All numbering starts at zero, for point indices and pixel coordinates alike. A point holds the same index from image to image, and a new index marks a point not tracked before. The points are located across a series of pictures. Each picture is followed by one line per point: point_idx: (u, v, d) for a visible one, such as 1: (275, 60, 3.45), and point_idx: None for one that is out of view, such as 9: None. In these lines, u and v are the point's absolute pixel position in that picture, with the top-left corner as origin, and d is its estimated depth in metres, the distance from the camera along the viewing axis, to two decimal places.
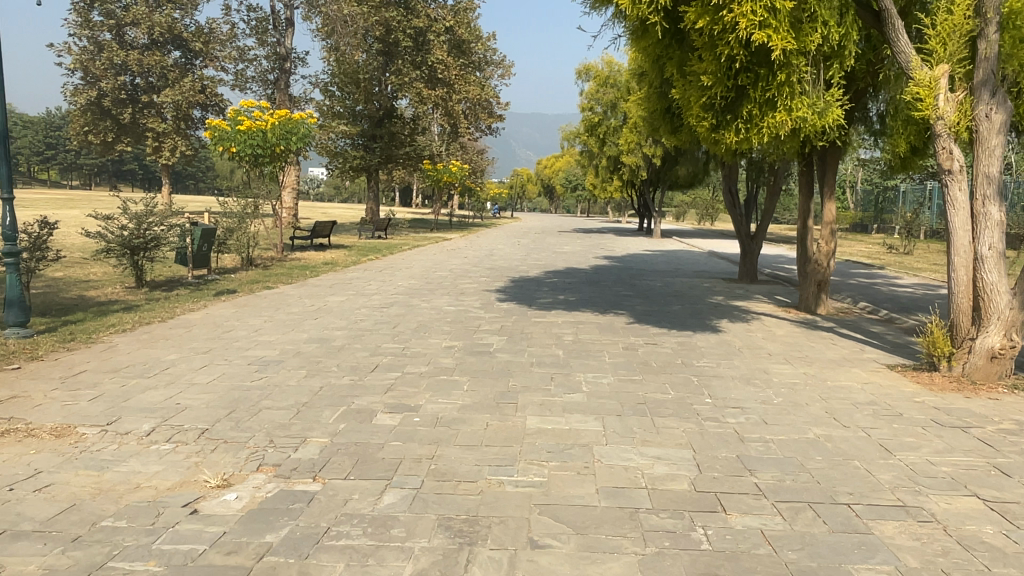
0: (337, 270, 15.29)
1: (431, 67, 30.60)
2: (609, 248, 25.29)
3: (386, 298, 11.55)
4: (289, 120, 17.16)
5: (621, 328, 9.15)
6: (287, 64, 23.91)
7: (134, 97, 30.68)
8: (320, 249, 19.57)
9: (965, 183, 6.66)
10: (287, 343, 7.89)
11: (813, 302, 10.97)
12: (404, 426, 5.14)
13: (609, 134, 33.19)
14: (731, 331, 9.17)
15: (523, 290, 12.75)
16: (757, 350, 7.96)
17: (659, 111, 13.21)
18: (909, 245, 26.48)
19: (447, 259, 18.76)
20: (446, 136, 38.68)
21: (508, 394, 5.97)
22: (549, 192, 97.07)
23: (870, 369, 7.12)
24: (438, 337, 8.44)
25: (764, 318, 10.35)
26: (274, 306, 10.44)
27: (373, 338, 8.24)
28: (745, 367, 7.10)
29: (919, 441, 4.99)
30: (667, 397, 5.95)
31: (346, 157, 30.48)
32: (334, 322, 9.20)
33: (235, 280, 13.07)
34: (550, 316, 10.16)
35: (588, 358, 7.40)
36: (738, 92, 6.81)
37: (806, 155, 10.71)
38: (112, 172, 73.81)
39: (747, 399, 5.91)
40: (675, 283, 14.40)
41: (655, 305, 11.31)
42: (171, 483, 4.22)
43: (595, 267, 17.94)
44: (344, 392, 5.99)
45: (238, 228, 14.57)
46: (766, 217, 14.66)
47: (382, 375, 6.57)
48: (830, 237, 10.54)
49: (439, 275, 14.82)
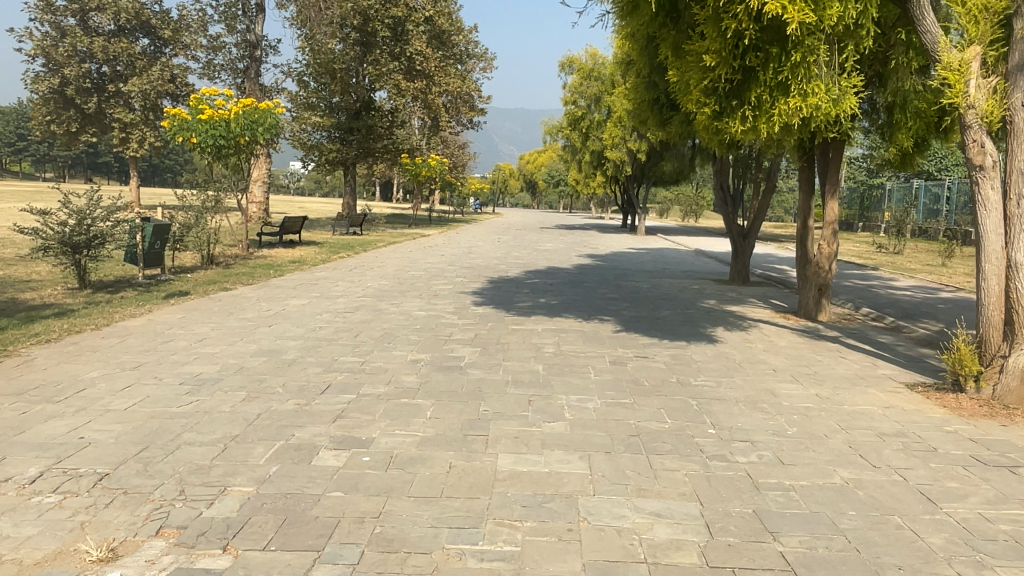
0: (304, 269, 14.31)
1: (410, 58, 29.59)
2: (592, 246, 24.47)
3: (353, 301, 10.65)
4: (256, 110, 16.02)
5: (607, 339, 8.31)
6: (257, 52, 22.78)
7: (100, 86, 29.36)
8: (289, 245, 18.56)
9: (998, 181, 5.80)
10: (232, 357, 6.96)
11: (812, 308, 10.22)
12: (350, 468, 4.25)
13: (593, 129, 32.30)
14: (728, 342, 8.36)
15: (502, 293, 11.91)
16: (758, 366, 7.16)
17: (647, 103, 12.36)
18: (897, 245, 25.97)
19: (423, 258, 17.85)
20: (427, 130, 37.65)
21: (480, 423, 5.11)
22: (533, 188, 96.44)
23: (888, 391, 6.32)
24: (404, 348, 7.57)
25: (762, 325, 9.57)
26: (227, 311, 9.47)
27: (332, 350, 7.35)
28: (749, 388, 6.29)
29: (964, 486, 4.15)
30: (663, 427, 5.12)
31: (322, 150, 29.34)
32: (290, 331, 8.28)
33: (190, 280, 12.07)
34: (530, 322, 9.30)
35: (572, 374, 6.58)
36: (745, 74, 5.98)
37: (808, 148, 9.93)
38: (87, 163, 71.72)
39: (756, 431, 5.09)
40: (664, 286, 13.59)
41: (643, 310, 10.48)
42: (41, 554, 3.31)
43: (579, 266, 17.11)
44: (284, 421, 5.09)
45: (196, 224, 13.53)
46: (759, 216, 13.88)
47: (333, 398, 5.67)
48: (832, 239, 9.82)
49: (413, 275, 13.95)
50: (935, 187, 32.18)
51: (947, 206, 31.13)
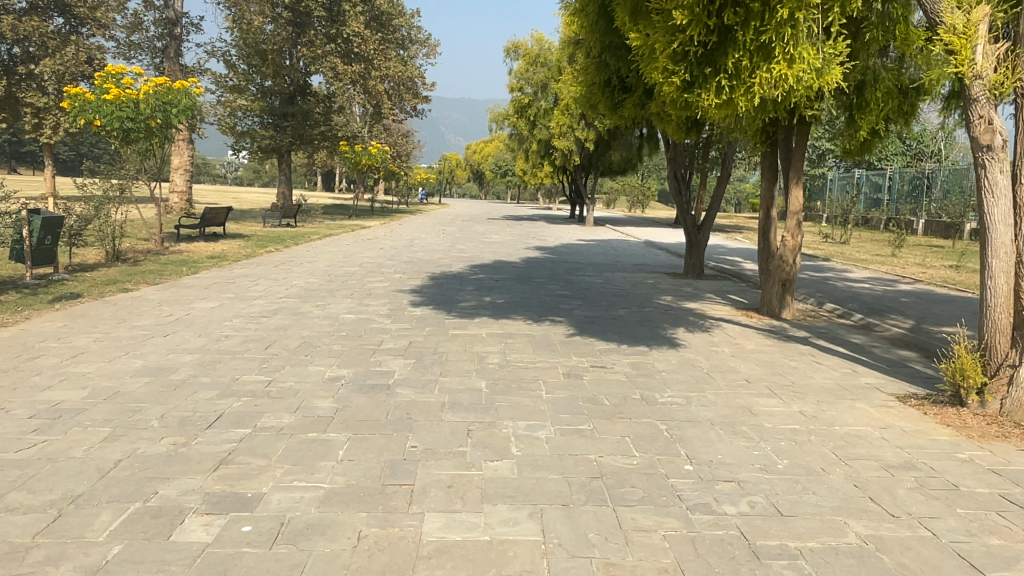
0: (225, 266, 12.90)
1: (347, 41, 28.19)
2: (540, 238, 23.50)
3: (272, 303, 9.42)
4: (169, 90, 14.47)
5: (559, 345, 7.35)
6: (177, 30, 21.06)
7: (9, 68, 26.38)
8: (212, 239, 17.07)
9: (1007, 164, 5.08)
10: (107, 379, 5.71)
11: (776, 305, 9.43)
12: (222, 546, 3.16)
13: (539, 117, 31.31)
14: (691, 346, 7.49)
15: (442, 290, 10.86)
16: (729, 375, 6.29)
17: (598, 85, 11.37)
18: (843, 234, 25.94)
19: (360, 251, 16.55)
20: (369, 117, 36.11)
21: (403, 466, 4.06)
22: (479, 178, 95.23)
23: (879, 406, 5.53)
24: (322, 362, 6.46)
25: (726, 325, 8.77)
26: (119, 318, 8.13)
27: (233, 367, 6.18)
28: (724, 405, 5.41)
29: (1011, 543, 3.34)
30: (629, 464, 4.16)
31: (254, 136, 27.62)
32: (189, 342, 7.05)
33: (87, 281, 10.54)
34: (472, 325, 8.28)
35: (520, 393, 5.58)
36: (721, 36, 5.15)
37: (771, 132, 9.18)
38: (9, 153, 67.07)
39: (742, 467, 4.19)
40: (616, 280, 12.73)
41: (597, 309, 9.57)
42: None
43: (526, 260, 16.15)
44: (150, 471, 3.95)
45: (97, 216, 11.95)
46: (714, 205, 13.10)
47: (223, 435, 4.55)
48: (796, 230, 9.09)
49: (346, 271, 12.71)
50: (876, 176, 32.46)
51: (888, 196, 31.46)
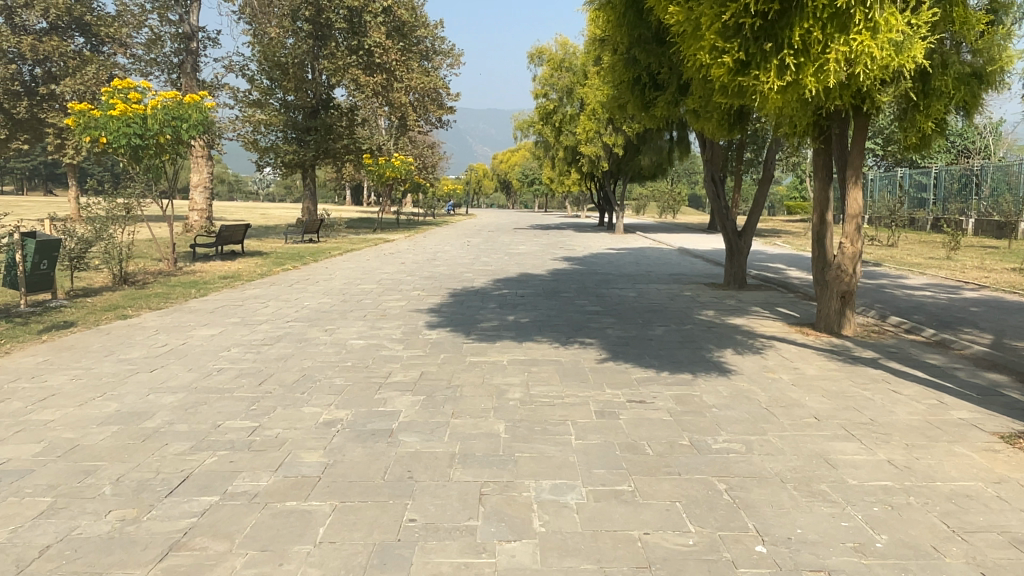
0: (236, 287, 12.23)
1: (369, 51, 27.19)
2: (568, 248, 22.63)
3: (278, 328, 8.68)
4: (179, 104, 13.95)
5: (590, 373, 6.44)
6: (193, 44, 20.69)
7: (31, 90, 26.24)
8: (228, 257, 16.47)
9: None
10: (69, 428, 4.95)
11: (835, 322, 8.45)
12: None
13: (565, 123, 30.46)
14: (742, 372, 6.52)
15: (463, 309, 10.06)
16: (793, 412, 5.33)
17: (626, 83, 10.47)
18: (889, 236, 24.64)
19: (379, 267, 15.83)
20: (394, 130, 35.75)
21: (395, 553, 3.20)
22: (507, 187, 94.81)
23: (983, 451, 4.54)
24: (320, 401, 5.63)
25: (780, 344, 7.79)
26: (106, 350, 7.41)
27: (218, 409, 5.38)
28: (792, 455, 4.47)
29: None
30: (684, 546, 3.26)
31: (277, 151, 27.19)
32: (175, 379, 6.29)
33: (86, 307, 9.88)
34: (493, 350, 7.41)
35: (545, 439, 4.70)
36: (783, 5, 4.75)
37: (824, 127, 8.24)
38: (45, 175, 68.52)
39: (830, 549, 3.26)
40: (651, 293, 11.78)
41: (632, 328, 8.66)
42: None
43: (554, 272, 15.24)
44: (80, 563, 3.15)
45: (99, 238, 11.34)
46: (757, 210, 12.07)
47: (184, 505, 3.73)
48: (856, 237, 8.13)
49: (362, 290, 11.98)
50: (920, 175, 31.07)
51: (934, 195, 30.02)
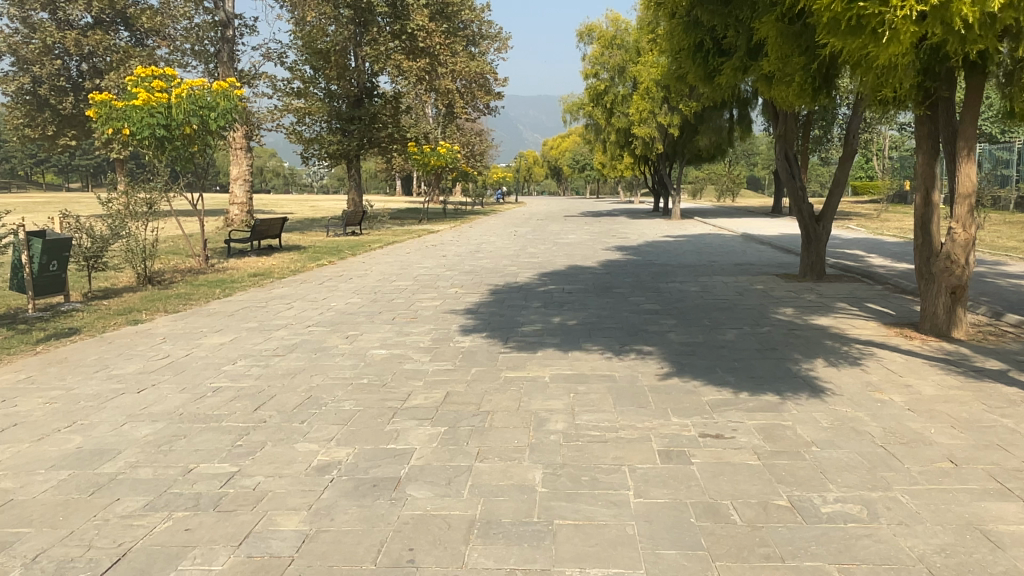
0: (263, 286, 11.40)
1: (412, 36, 26.31)
2: (622, 236, 21.28)
3: (295, 335, 7.74)
4: (206, 92, 13.20)
5: (651, 395, 5.26)
6: (229, 32, 20.09)
7: (78, 86, 26.20)
8: (263, 252, 15.74)
9: None
10: (11, 474, 4.04)
11: (944, 322, 7.07)
12: None
13: (617, 104, 28.93)
14: (841, 392, 5.25)
15: (505, 309, 8.98)
16: (921, 453, 4.08)
17: (687, 52, 9.17)
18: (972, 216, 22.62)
19: (420, 261, 14.86)
20: (442, 118, 34.82)
21: None
22: (559, 175, 92.91)
23: None
24: (318, 435, 4.62)
25: (880, 351, 6.47)
26: (100, 364, 6.59)
27: (195, 447, 4.42)
28: (936, 525, 3.24)
29: None
30: None
31: (321, 142, 26.48)
32: (161, 403, 5.37)
33: (99, 311, 9.15)
34: (535, 363, 6.31)
35: (593, 497, 3.57)
36: None
37: (929, 90, 6.88)
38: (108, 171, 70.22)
39: None
40: (717, 287, 10.47)
41: (698, 331, 7.43)
42: None
43: (606, 264, 14.00)
44: None
45: (118, 236, 10.64)
46: (838, 191, 10.64)
47: None
48: (969, 220, 6.75)
49: (395, 288, 11.02)
50: (1004, 151, 28.67)
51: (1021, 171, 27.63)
